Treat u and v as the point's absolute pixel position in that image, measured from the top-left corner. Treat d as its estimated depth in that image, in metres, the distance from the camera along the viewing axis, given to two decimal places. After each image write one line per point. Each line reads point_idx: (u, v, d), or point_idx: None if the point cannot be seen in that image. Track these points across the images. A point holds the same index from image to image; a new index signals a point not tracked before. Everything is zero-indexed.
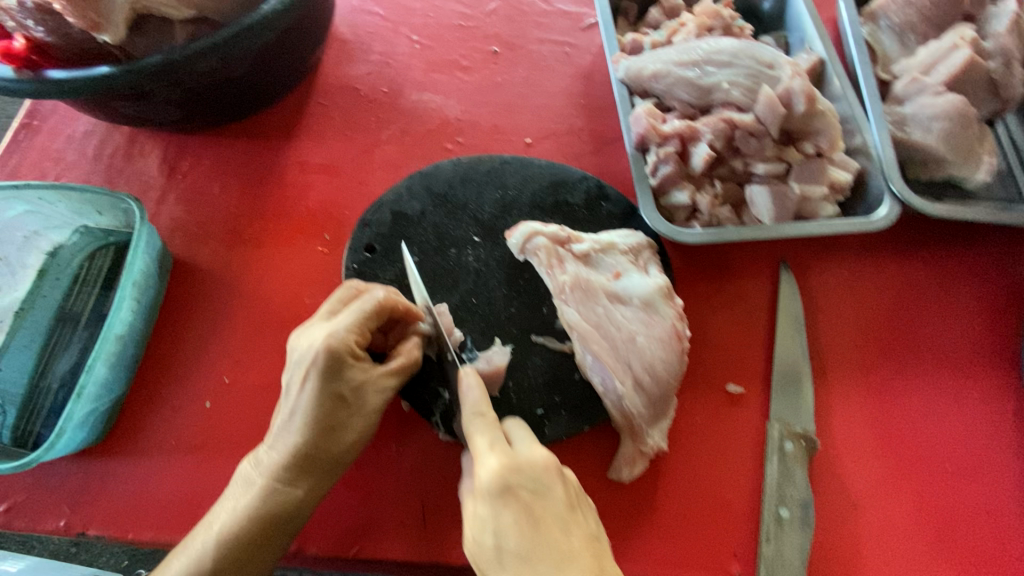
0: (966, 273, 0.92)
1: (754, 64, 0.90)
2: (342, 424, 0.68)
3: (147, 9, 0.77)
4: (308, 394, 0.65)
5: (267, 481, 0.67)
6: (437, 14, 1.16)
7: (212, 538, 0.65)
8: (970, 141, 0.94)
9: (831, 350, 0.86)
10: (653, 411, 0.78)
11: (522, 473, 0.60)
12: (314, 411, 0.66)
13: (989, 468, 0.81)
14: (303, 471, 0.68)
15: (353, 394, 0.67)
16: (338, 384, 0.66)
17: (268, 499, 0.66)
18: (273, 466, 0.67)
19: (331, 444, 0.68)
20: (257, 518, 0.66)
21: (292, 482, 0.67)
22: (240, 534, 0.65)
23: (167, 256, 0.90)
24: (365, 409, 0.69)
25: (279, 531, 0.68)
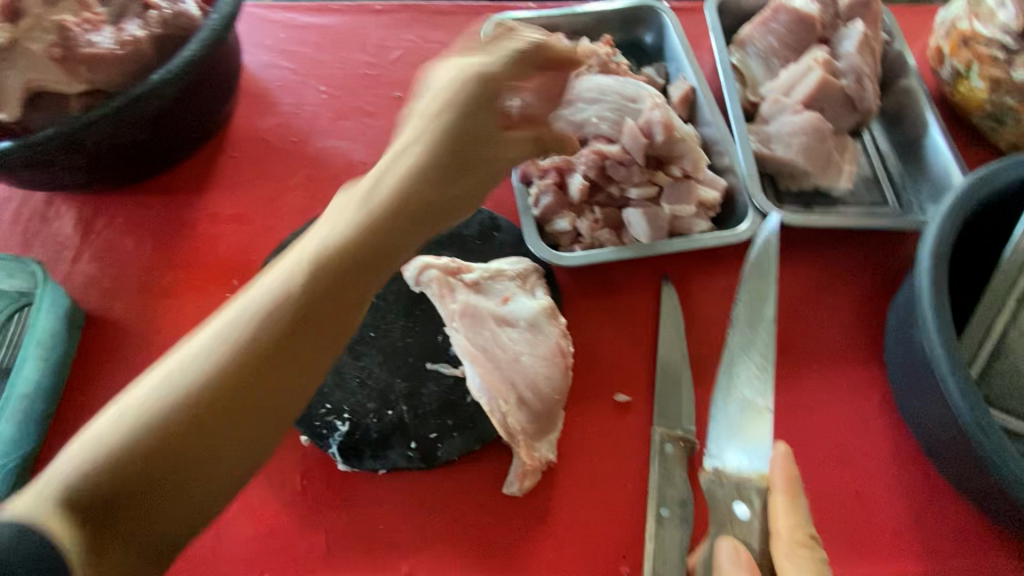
0: (834, 273, 1.00)
1: (619, 99, 0.98)
2: (475, 154, 0.63)
3: (41, 87, 0.83)
4: (440, 122, 0.61)
5: (336, 237, 0.54)
6: (344, 64, 1.23)
7: (213, 335, 0.47)
8: (827, 151, 1.04)
9: (710, 355, 0.93)
10: (539, 426, 0.84)
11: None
12: (438, 138, 0.61)
13: (858, 453, 0.88)
14: (371, 239, 0.55)
15: (489, 127, 0.64)
16: (477, 105, 0.63)
17: (394, 204, 0.57)
18: (350, 219, 0.56)
19: (449, 174, 0.61)
20: (402, 205, 0.58)
21: (444, 168, 0.61)
22: (309, 276, 0.51)
23: (79, 311, 0.94)
24: (489, 162, 0.65)
25: (311, 351, 0.51)
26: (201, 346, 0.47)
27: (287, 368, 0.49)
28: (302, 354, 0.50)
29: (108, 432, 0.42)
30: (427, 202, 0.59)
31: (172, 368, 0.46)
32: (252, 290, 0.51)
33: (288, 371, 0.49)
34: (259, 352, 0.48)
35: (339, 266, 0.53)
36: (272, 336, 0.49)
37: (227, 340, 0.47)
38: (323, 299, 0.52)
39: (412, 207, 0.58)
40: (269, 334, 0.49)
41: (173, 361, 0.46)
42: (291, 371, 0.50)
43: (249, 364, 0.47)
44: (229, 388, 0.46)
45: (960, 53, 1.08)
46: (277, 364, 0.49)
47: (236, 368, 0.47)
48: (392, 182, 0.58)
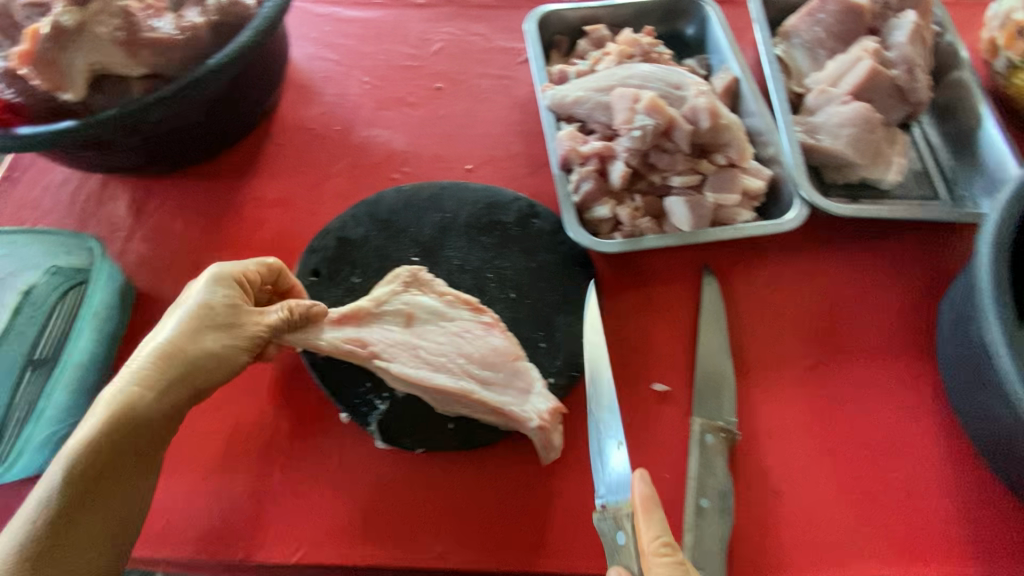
0: (883, 268, 0.97)
1: (664, 86, 0.98)
2: (220, 328, 0.74)
3: (106, 70, 0.86)
4: (193, 302, 0.74)
5: (115, 389, 0.68)
6: (387, 56, 1.26)
7: (62, 457, 0.64)
8: (876, 143, 1.01)
9: (751, 347, 0.91)
10: (514, 390, 0.81)
11: None
12: (192, 318, 0.73)
13: (908, 453, 0.85)
14: (167, 377, 0.70)
15: (226, 310, 0.75)
16: (215, 296, 0.74)
17: (172, 358, 0.70)
18: (134, 374, 0.68)
19: (199, 347, 0.72)
20: (175, 366, 0.70)
21: (193, 344, 0.72)
22: (108, 430, 0.65)
23: (129, 289, 0.97)
24: (244, 331, 0.75)
25: (139, 465, 0.69)
26: (57, 471, 0.63)
27: (114, 492, 0.66)
28: (112, 476, 0.66)
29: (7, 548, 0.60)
30: (190, 366, 0.71)
31: (32, 507, 0.62)
32: (72, 435, 0.65)
33: (115, 479, 0.66)
34: (91, 473, 0.64)
35: (132, 421, 0.67)
36: (97, 461, 0.65)
37: (67, 470, 0.63)
38: (129, 444, 0.67)
39: (172, 373, 0.70)
40: (87, 471, 0.64)
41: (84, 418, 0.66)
42: (120, 482, 0.67)
43: (88, 482, 0.64)
44: (75, 496, 0.63)
45: (1015, 45, 1.06)
46: (111, 478, 0.66)
47: (75, 487, 0.63)
48: (159, 347, 0.70)
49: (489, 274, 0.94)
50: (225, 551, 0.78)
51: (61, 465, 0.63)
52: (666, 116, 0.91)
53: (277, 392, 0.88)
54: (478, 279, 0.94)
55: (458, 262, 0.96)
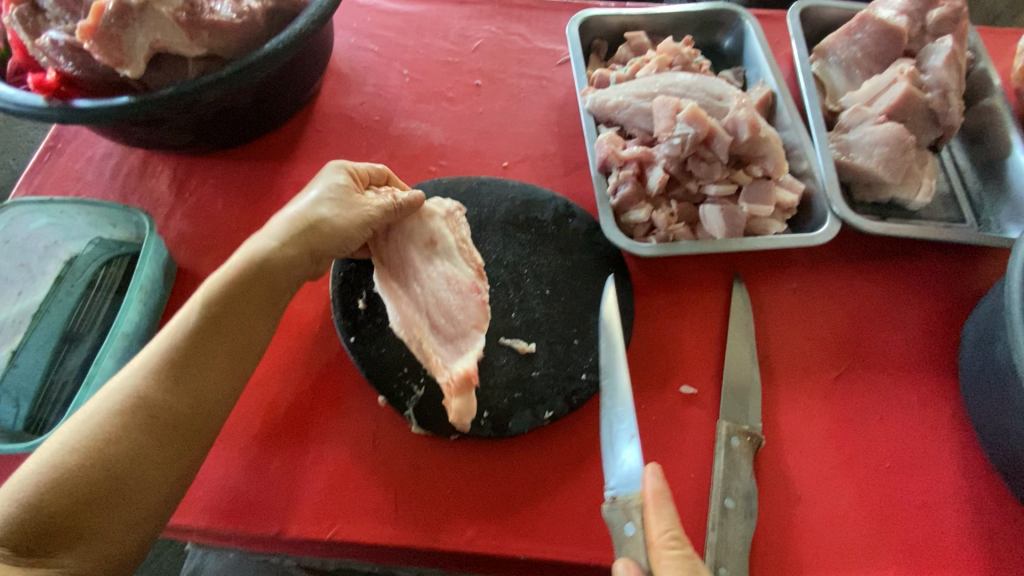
0: (908, 285, 0.99)
1: (705, 96, 1.00)
2: (312, 234, 0.81)
3: (165, 49, 0.88)
4: (270, 236, 0.80)
5: (201, 309, 0.74)
6: (427, 50, 1.28)
7: (145, 359, 0.70)
8: (908, 163, 1.03)
9: (778, 356, 0.93)
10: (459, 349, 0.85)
11: None
12: (289, 240, 0.80)
13: (926, 467, 0.87)
14: (237, 300, 0.76)
15: (314, 224, 0.81)
16: (320, 208, 0.82)
17: (246, 279, 0.77)
18: (207, 298, 0.74)
19: (276, 265, 0.79)
20: (225, 303, 0.75)
21: (264, 264, 0.78)
22: (177, 343, 0.71)
23: (172, 265, 0.99)
24: (326, 239, 0.82)
25: (215, 377, 0.73)
26: (127, 377, 0.69)
27: (185, 394, 0.70)
28: (162, 428, 0.67)
29: (61, 445, 0.62)
30: (284, 278, 0.80)
31: (90, 408, 0.66)
32: (151, 344, 0.72)
33: (189, 387, 0.70)
34: (154, 379, 0.69)
35: (189, 336, 0.72)
36: (161, 381, 0.69)
37: (128, 382, 0.68)
38: (194, 360, 0.71)
39: (249, 294, 0.77)
40: (156, 380, 0.69)
41: (137, 362, 0.70)
42: (193, 386, 0.71)
43: (160, 387, 0.68)
44: (157, 404, 0.67)
45: None
46: (159, 436, 0.67)
47: (143, 390, 0.68)
48: (229, 275, 0.76)
49: (525, 270, 0.96)
50: (264, 523, 0.81)
51: (137, 370, 0.69)
52: (706, 126, 0.93)
53: (316, 374, 0.90)
54: (513, 274, 0.96)
55: (495, 256, 0.97)
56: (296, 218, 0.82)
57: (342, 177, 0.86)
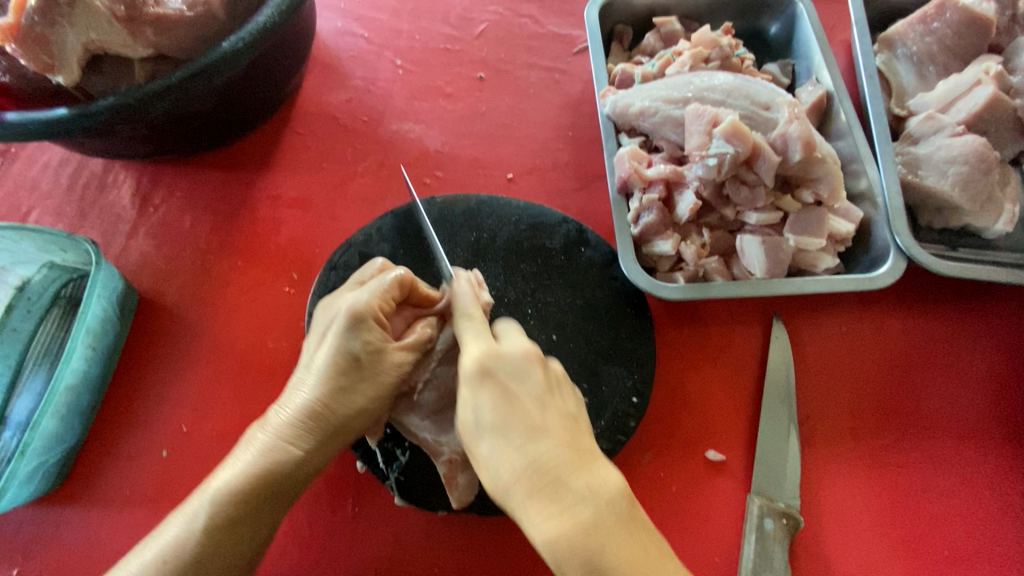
0: (978, 332, 0.85)
1: (750, 104, 0.84)
2: (363, 381, 0.68)
3: (102, 50, 0.74)
4: (332, 346, 0.67)
5: (272, 438, 0.66)
6: (423, 36, 1.11)
7: (208, 498, 0.63)
8: (990, 186, 0.86)
9: (822, 416, 0.80)
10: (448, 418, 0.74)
11: (503, 358, 0.60)
12: (338, 345, 0.67)
13: (990, 555, 0.74)
14: (316, 434, 0.67)
15: (368, 358, 0.68)
16: (355, 343, 0.67)
17: (320, 414, 0.66)
18: (282, 425, 0.66)
19: (344, 403, 0.67)
20: (336, 407, 0.67)
21: (339, 399, 0.67)
22: (250, 482, 0.64)
23: (132, 294, 0.88)
24: (381, 377, 0.69)
25: (278, 500, 0.66)
26: (191, 517, 0.63)
27: (240, 535, 0.64)
28: (252, 517, 0.65)
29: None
30: (338, 416, 0.67)
31: (153, 550, 0.62)
32: (219, 473, 0.65)
33: (239, 540, 0.64)
34: (214, 530, 0.62)
35: (272, 479, 0.65)
36: (223, 522, 0.63)
37: (189, 527, 0.62)
38: (271, 494, 0.66)
39: (325, 424, 0.67)
40: (217, 529, 0.63)
41: (230, 463, 0.65)
42: (247, 532, 0.64)
43: (211, 535, 0.62)
44: (202, 553, 0.62)
45: None
46: (236, 529, 0.64)
47: (201, 541, 0.62)
48: (309, 403, 0.66)
49: (529, 309, 0.83)
50: None
51: (204, 511, 0.63)
52: (748, 144, 0.77)
53: None
54: (516, 315, 0.83)
55: (494, 291, 0.84)
56: (346, 310, 0.66)
57: (388, 287, 0.69)
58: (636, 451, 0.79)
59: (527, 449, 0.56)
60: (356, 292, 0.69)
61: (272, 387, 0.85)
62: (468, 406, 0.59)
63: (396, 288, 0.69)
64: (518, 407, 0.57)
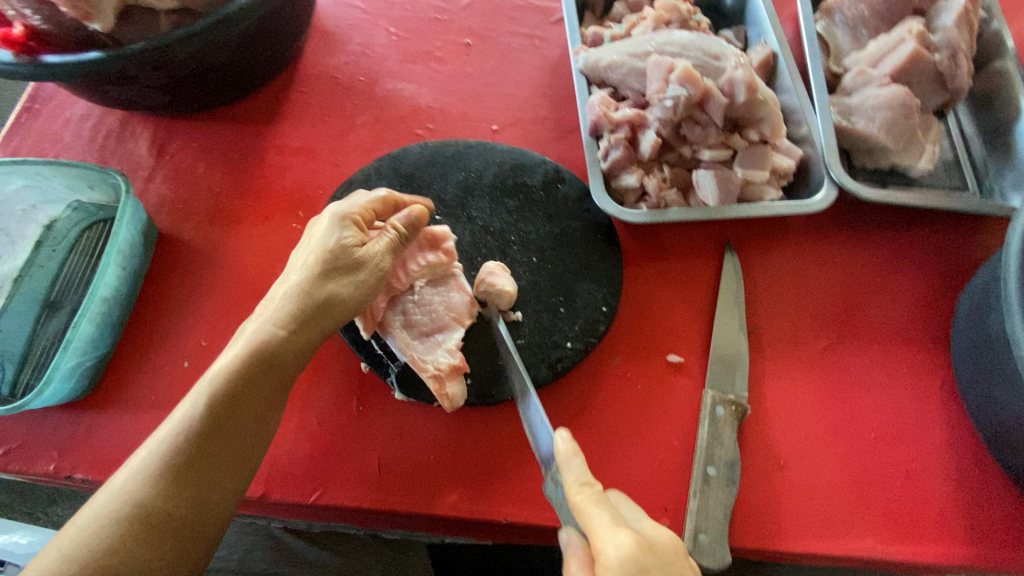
0: (903, 254, 0.97)
1: (702, 56, 0.95)
2: (343, 271, 0.74)
3: (134, 1, 0.84)
4: (313, 245, 0.75)
5: (265, 323, 0.71)
6: (414, 7, 1.22)
7: (207, 379, 0.66)
8: (912, 128, 0.99)
9: (768, 324, 0.92)
10: (434, 339, 0.84)
11: (656, 554, 0.58)
12: (320, 243, 0.75)
13: (911, 436, 0.86)
14: (303, 316, 0.72)
15: (343, 251, 0.75)
16: (332, 240, 0.75)
17: (307, 297, 0.72)
18: (272, 313, 0.71)
19: (330, 289, 0.73)
20: (318, 292, 0.72)
21: (325, 285, 0.73)
22: (248, 358, 0.68)
23: (153, 229, 0.97)
24: (358, 270, 0.76)
25: (269, 386, 0.69)
26: (196, 394, 0.65)
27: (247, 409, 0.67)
28: (248, 396, 0.67)
29: (135, 468, 0.60)
30: (325, 299, 0.73)
31: (167, 427, 0.63)
32: (216, 360, 0.68)
33: (242, 417, 0.67)
34: (219, 402, 0.65)
35: (268, 356, 0.69)
36: (229, 393, 0.66)
37: (198, 401, 0.64)
38: (265, 373, 0.69)
39: (312, 308, 0.72)
40: (221, 399, 0.65)
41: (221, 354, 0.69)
42: (250, 409, 0.67)
43: (218, 406, 0.65)
44: (213, 423, 0.64)
45: None
46: (234, 409, 0.66)
47: (210, 411, 0.64)
48: (298, 288, 0.72)
49: (512, 237, 0.94)
50: (249, 486, 0.81)
51: (206, 389, 0.65)
52: (699, 87, 0.89)
53: None
54: (500, 241, 0.94)
55: (481, 222, 0.95)
56: (330, 216, 0.77)
57: (371, 201, 0.81)
58: (607, 356, 0.90)
59: None
60: (331, 206, 0.79)
61: None
62: None
63: (368, 200, 0.81)
64: None
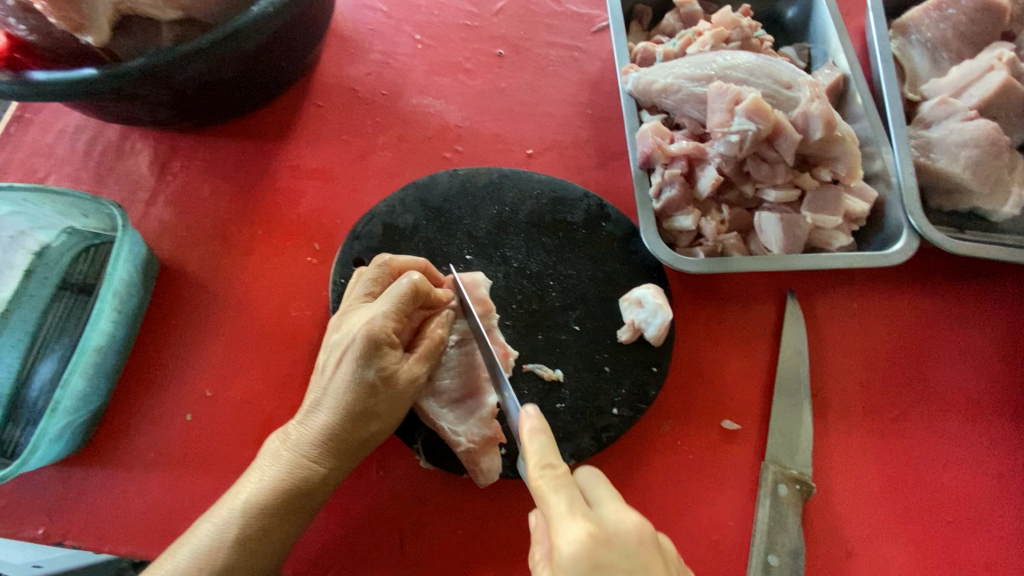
0: (982, 309, 0.88)
1: (771, 84, 0.85)
2: (380, 404, 0.67)
3: (132, 10, 0.74)
4: (348, 371, 0.66)
5: (296, 457, 0.66)
6: (442, 11, 1.11)
7: (234, 515, 0.63)
8: (999, 169, 0.89)
9: (833, 387, 0.83)
10: (468, 405, 0.75)
11: (613, 545, 0.51)
12: (354, 372, 0.66)
13: (992, 520, 0.77)
14: (339, 453, 0.67)
15: (384, 382, 0.67)
16: (371, 371, 0.66)
17: (339, 433, 0.67)
18: (305, 445, 0.66)
19: (366, 427, 0.67)
20: (354, 427, 0.67)
21: (358, 419, 0.67)
22: (277, 497, 0.64)
23: (153, 261, 0.88)
24: (397, 397, 0.68)
25: (298, 518, 0.66)
26: (215, 525, 0.62)
27: (267, 546, 0.64)
28: (275, 534, 0.64)
29: None
30: (359, 435, 0.68)
31: (183, 558, 0.61)
32: (244, 488, 0.65)
33: (265, 551, 0.64)
34: (243, 542, 0.62)
35: (299, 494, 0.65)
36: (255, 534, 0.63)
37: (218, 537, 0.62)
38: (295, 510, 0.66)
39: (347, 444, 0.67)
40: (246, 542, 0.62)
41: (252, 480, 0.65)
42: (275, 543, 0.65)
43: (240, 546, 0.62)
44: (232, 564, 0.62)
45: None
46: (259, 548, 0.63)
47: (231, 553, 0.61)
48: (332, 423, 0.66)
49: (551, 282, 0.84)
50: None
51: (229, 525, 0.62)
52: (770, 121, 0.79)
53: None
54: (538, 286, 0.84)
55: (517, 264, 0.85)
56: (365, 334, 0.65)
57: (401, 301, 0.67)
58: (653, 419, 0.81)
59: None
60: (369, 310, 0.67)
61: (295, 354, 0.85)
62: None
63: (411, 297, 0.68)
64: None
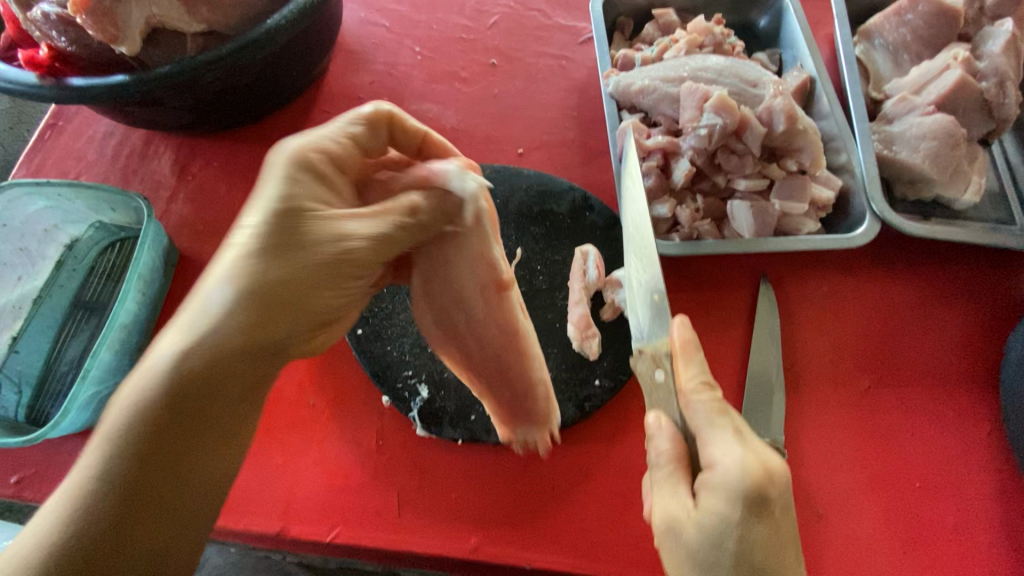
0: (947, 291, 0.93)
1: (738, 83, 0.94)
2: (296, 228, 0.61)
3: (161, 24, 0.83)
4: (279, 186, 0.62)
5: (223, 291, 0.59)
6: (440, 26, 1.20)
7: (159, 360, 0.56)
8: (958, 159, 0.94)
9: (805, 363, 0.88)
10: None
11: (768, 478, 0.57)
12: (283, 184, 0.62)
13: (958, 487, 0.81)
14: (256, 277, 0.58)
15: (304, 194, 0.62)
16: (287, 181, 0.62)
17: (263, 252, 0.59)
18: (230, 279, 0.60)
19: (277, 235, 0.60)
20: (269, 251, 0.59)
21: (270, 234, 0.60)
22: (191, 337, 0.56)
23: (173, 251, 0.96)
24: (315, 216, 0.62)
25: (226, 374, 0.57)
26: (168, 352, 0.55)
27: (186, 392, 0.55)
28: (195, 378, 0.55)
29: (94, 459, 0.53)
30: (276, 254, 0.59)
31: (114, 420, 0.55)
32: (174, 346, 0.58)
33: (188, 394, 0.55)
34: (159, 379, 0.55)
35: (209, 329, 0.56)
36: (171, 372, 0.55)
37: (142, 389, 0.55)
38: (207, 349, 0.55)
39: (263, 262, 0.59)
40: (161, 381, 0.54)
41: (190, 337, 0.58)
42: (202, 387, 0.55)
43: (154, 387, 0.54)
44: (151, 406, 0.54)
45: None
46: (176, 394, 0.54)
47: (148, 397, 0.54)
48: (248, 245, 0.59)
49: (538, 266, 0.91)
50: (265, 522, 0.79)
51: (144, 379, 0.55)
52: (735, 116, 0.87)
53: (319, 371, 0.87)
54: (526, 270, 0.91)
55: (506, 251, 0.92)
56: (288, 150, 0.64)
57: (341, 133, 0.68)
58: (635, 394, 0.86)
59: (756, 540, 0.58)
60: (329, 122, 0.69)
61: None
62: (711, 483, 0.58)
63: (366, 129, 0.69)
64: (765, 517, 0.57)
